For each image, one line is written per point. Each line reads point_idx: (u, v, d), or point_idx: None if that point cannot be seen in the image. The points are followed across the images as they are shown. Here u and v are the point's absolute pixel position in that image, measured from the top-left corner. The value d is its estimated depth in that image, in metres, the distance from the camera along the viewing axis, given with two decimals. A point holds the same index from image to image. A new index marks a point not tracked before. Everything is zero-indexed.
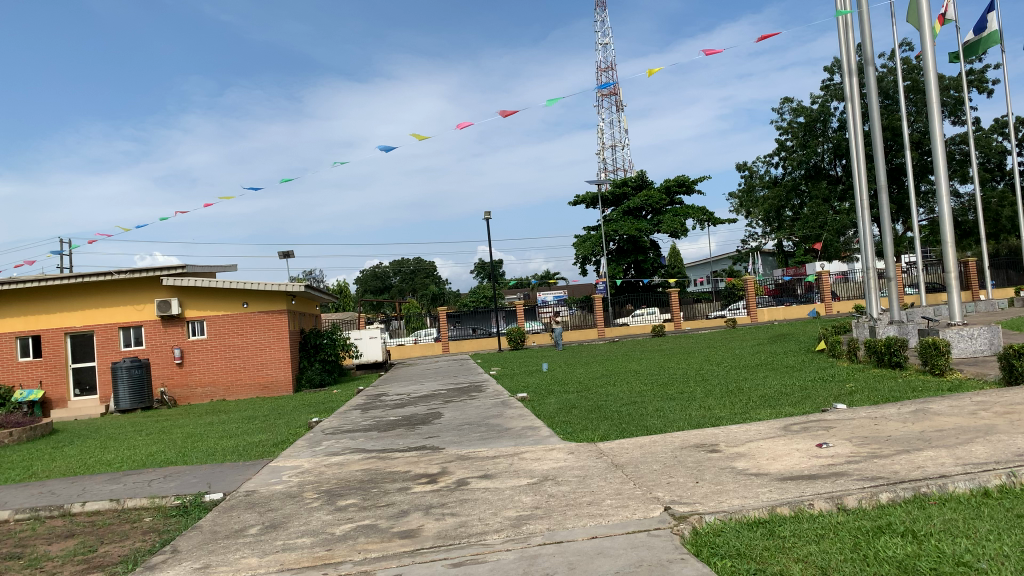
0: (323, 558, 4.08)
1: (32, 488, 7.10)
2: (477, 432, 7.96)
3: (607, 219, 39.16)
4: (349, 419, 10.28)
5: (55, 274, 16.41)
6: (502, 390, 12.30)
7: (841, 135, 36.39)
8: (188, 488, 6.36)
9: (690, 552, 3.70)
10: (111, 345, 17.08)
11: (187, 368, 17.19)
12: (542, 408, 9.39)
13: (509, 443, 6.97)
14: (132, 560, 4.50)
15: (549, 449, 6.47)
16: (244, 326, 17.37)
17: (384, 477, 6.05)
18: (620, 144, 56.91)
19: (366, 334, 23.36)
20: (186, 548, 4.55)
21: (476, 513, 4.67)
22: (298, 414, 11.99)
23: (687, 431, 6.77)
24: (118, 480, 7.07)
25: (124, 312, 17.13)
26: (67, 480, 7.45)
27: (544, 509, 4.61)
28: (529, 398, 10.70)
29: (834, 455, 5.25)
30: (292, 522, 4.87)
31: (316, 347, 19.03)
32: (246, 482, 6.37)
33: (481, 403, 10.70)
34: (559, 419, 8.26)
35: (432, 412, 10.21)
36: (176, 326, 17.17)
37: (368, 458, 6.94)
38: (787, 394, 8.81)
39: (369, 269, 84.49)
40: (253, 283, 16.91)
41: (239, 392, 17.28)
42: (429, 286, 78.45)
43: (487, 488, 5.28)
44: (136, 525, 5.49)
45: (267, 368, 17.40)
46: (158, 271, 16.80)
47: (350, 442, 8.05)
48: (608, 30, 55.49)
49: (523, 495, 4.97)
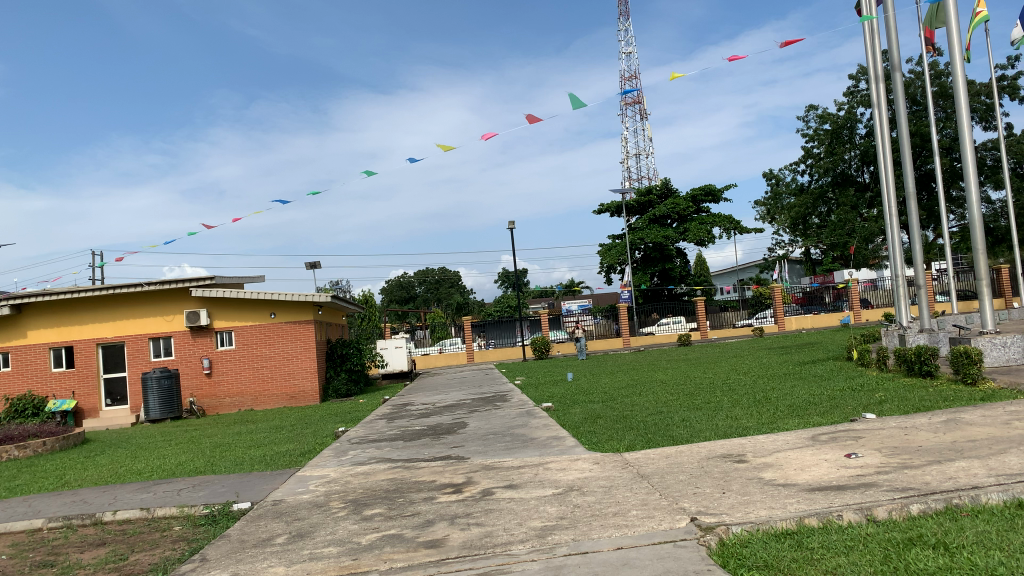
0: (349, 568, 4.10)
1: (64, 497, 7.22)
2: (502, 442, 7.99)
3: (633, 228, 39.00)
4: (375, 429, 10.33)
5: (88, 287, 16.74)
6: (527, 400, 12.28)
7: (868, 142, 36.01)
8: (217, 497, 6.43)
9: (717, 563, 3.67)
10: (142, 356, 17.36)
11: (215, 379, 17.38)
12: (567, 418, 9.35)
13: (535, 453, 6.97)
14: (162, 569, 4.56)
15: (574, 459, 6.47)
16: (272, 336, 17.54)
17: (410, 486, 6.08)
18: (645, 153, 56.49)
19: (392, 344, 23.48)
20: (215, 556, 4.60)
21: (501, 523, 4.67)
22: (324, 424, 12.07)
23: (713, 441, 6.73)
24: (148, 489, 7.18)
25: (153, 323, 17.38)
26: (98, 488, 7.57)
27: (569, 519, 4.61)
28: (554, 408, 10.67)
29: (863, 465, 5.19)
30: (319, 531, 4.91)
31: (342, 357, 19.16)
32: (274, 492, 6.42)
33: (506, 414, 10.66)
34: (584, 429, 8.23)
35: (457, 422, 10.22)
36: (205, 337, 17.41)
37: (394, 468, 6.99)
38: (816, 404, 8.71)
39: (394, 280, 84.75)
40: (280, 292, 17.09)
41: (267, 402, 17.39)
42: (454, 296, 78.67)
43: (511, 498, 5.29)
44: (165, 533, 5.56)
45: (295, 378, 17.50)
46: (187, 282, 17.06)
47: (376, 452, 8.09)
48: (630, 37, 55.11)
49: (549, 505, 4.97)
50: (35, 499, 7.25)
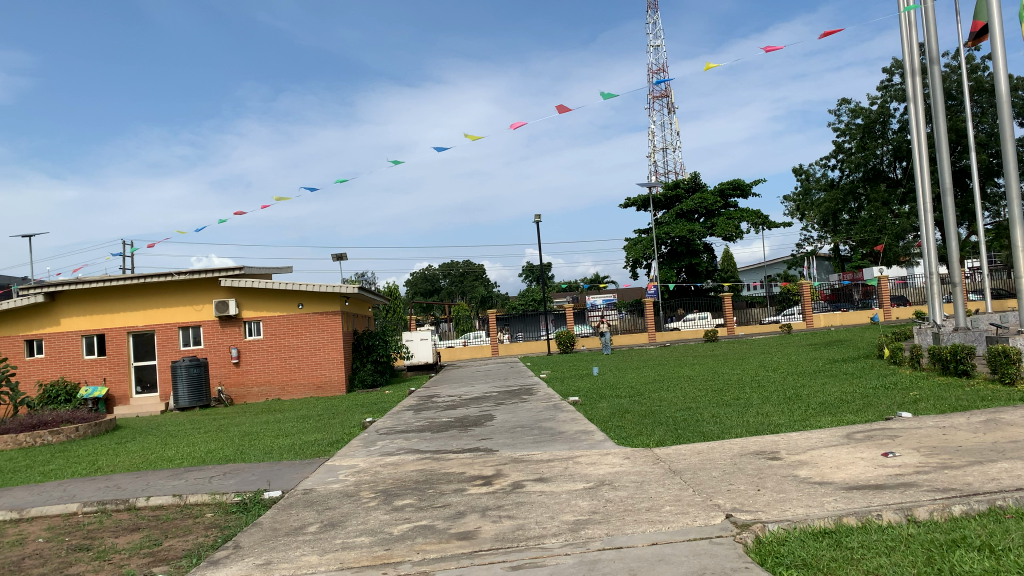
0: (382, 558, 4.09)
1: (98, 482, 7.30)
2: (530, 435, 7.96)
3: (659, 222, 38.77)
4: (402, 420, 10.33)
5: (119, 276, 16.96)
6: (553, 394, 12.24)
7: (901, 137, 35.34)
8: (247, 485, 6.47)
9: (754, 561, 3.61)
10: (171, 345, 17.55)
11: (243, 368, 17.54)
12: (594, 412, 9.31)
13: (564, 447, 6.93)
14: (196, 555, 4.59)
15: (605, 453, 6.42)
16: (300, 326, 17.64)
17: (439, 478, 6.07)
18: (672, 146, 56.11)
19: (417, 336, 23.57)
20: (248, 543, 4.62)
21: (533, 516, 4.65)
22: (351, 415, 12.10)
23: (745, 438, 6.66)
24: (179, 476, 7.23)
25: (183, 312, 17.57)
26: (129, 474, 7.66)
27: (601, 513, 4.56)
28: (581, 402, 10.63)
29: (902, 465, 5.10)
30: (351, 521, 4.92)
31: (369, 348, 19.24)
32: (303, 481, 6.44)
33: (533, 407, 10.65)
34: (613, 424, 8.19)
35: (484, 415, 10.21)
36: (234, 327, 17.55)
37: (423, 459, 6.98)
38: (848, 402, 8.58)
39: (419, 272, 85.03)
40: (308, 284, 17.16)
41: (294, 392, 17.54)
42: (478, 288, 78.76)
43: (543, 491, 5.26)
44: (197, 520, 5.61)
45: (322, 368, 17.62)
46: (217, 272, 17.23)
47: (403, 443, 8.09)
48: (659, 31, 54.71)
49: (580, 499, 4.93)
50: (70, 484, 7.36)
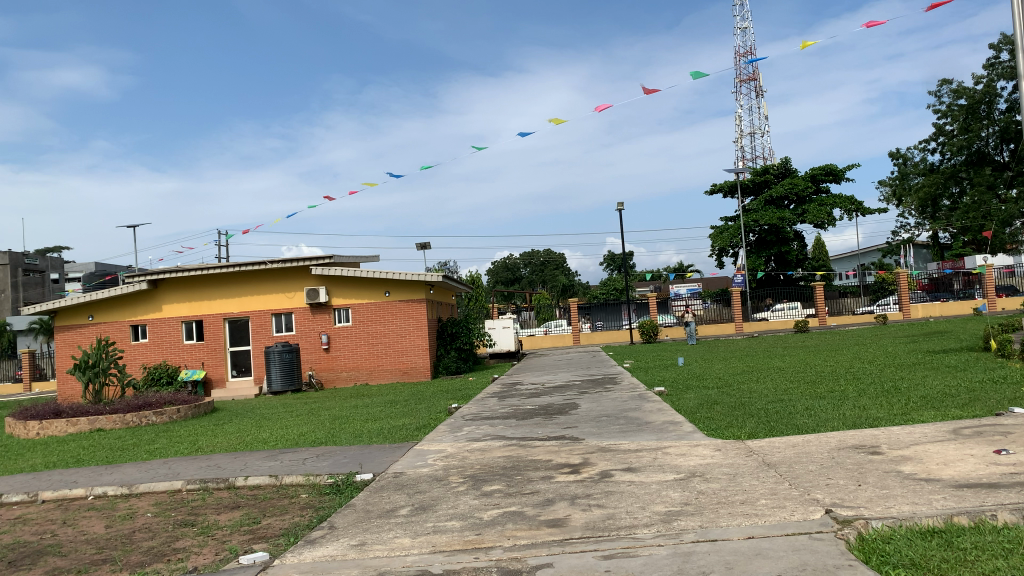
0: (473, 543, 4.12)
1: (199, 461, 7.63)
2: (616, 424, 7.89)
3: (746, 209, 37.82)
4: (487, 406, 10.41)
5: (216, 264, 17.66)
6: (639, 383, 12.10)
7: (1009, 117, 33.35)
8: (340, 467, 6.64)
9: (858, 559, 3.46)
10: (265, 330, 18.18)
11: (333, 354, 18.02)
12: (681, 403, 9.15)
13: (652, 437, 6.84)
14: (293, 534, 4.73)
15: (695, 444, 6.30)
16: (386, 313, 17.97)
17: (527, 464, 6.07)
18: (759, 131, 54.60)
19: (500, 324, 23.72)
20: (342, 524, 4.73)
21: (624, 505, 4.59)
22: (437, 400, 12.28)
23: (842, 431, 6.42)
24: (274, 457, 7.49)
25: (275, 300, 18.17)
26: (228, 454, 7.98)
27: (693, 505, 4.48)
28: (667, 392, 10.47)
29: (1017, 463, 4.80)
30: (441, 505, 4.98)
31: (453, 336, 19.45)
32: (394, 464, 6.55)
33: (618, 396, 10.55)
34: (702, 415, 8.03)
35: (569, 403, 10.18)
36: (324, 313, 18.05)
37: (509, 446, 7.00)
38: (953, 396, 8.16)
39: (500, 262, 85.59)
40: (394, 272, 17.44)
41: (381, 377, 17.91)
42: (559, 277, 78.70)
43: (632, 481, 5.19)
44: (294, 500, 5.78)
45: (407, 354, 17.91)
46: (307, 261, 17.74)
47: (489, 429, 8.14)
48: (746, 13, 53.24)
49: (671, 490, 4.85)
50: (174, 462, 7.72)
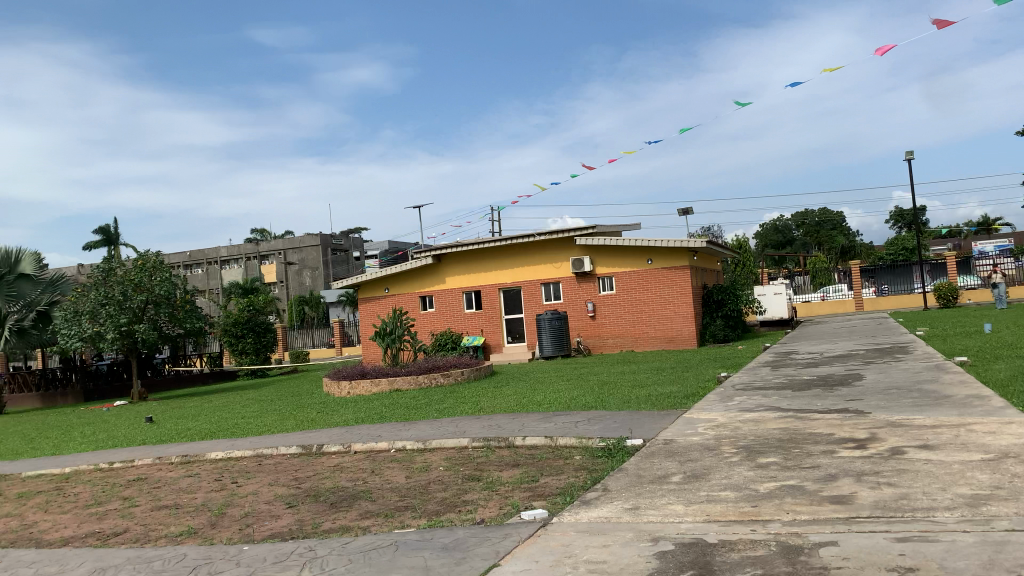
0: (750, 514, 4.02)
1: (482, 420, 8.25)
2: (908, 398, 7.21)
3: None
4: (759, 376, 10.04)
5: (490, 238, 18.77)
6: (934, 353, 10.92)
7: None
8: (611, 431, 6.80)
9: None
10: (536, 299, 19.06)
11: (600, 321, 18.42)
12: (987, 375, 8.12)
13: (953, 412, 6.14)
14: (570, 493, 4.93)
15: (1007, 422, 5.56)
16: (651, 281, 17.91)
17: (806, 437, 5.77)
18: None
19: (771, 290, 22.62)
20: (615, 487, 4.85)
21: (920, 486, 4.19)
22: (706, 368, 12.08)
23: None
24: (549, 419, 7.85)
25: (544, 270, 18.93)
26: (507, 415, 8.53)
27: (1006, 490, 3.97)
28: (969, 363, 9.33)
29: None
30: (714, 474, 4.90)
31: (720, 302, 18.87)
32: (664, 430, 6.57)
33: (909, 366, 9.62)
34: (1015, 389, 7.06)
35: (851, 374, 9.48)
36: (590, 282, 18.48)
37: (785, 417, 6.70)
38: None
39: (771, 224, 81.53)
40: (656, 239, 17.30)
41: (647, 344, 17.95)
42: (838, 238, 73.11)
43: (929, 459, 4.73)
44: (568, 461, 6.03)
45: (673, 322, 17.72)
46: (572, 231, 18.22)
47: (763, 400, 7.84)
48: None
49: (977, 472, 4.34)
50: (460, 421, 8.42)
